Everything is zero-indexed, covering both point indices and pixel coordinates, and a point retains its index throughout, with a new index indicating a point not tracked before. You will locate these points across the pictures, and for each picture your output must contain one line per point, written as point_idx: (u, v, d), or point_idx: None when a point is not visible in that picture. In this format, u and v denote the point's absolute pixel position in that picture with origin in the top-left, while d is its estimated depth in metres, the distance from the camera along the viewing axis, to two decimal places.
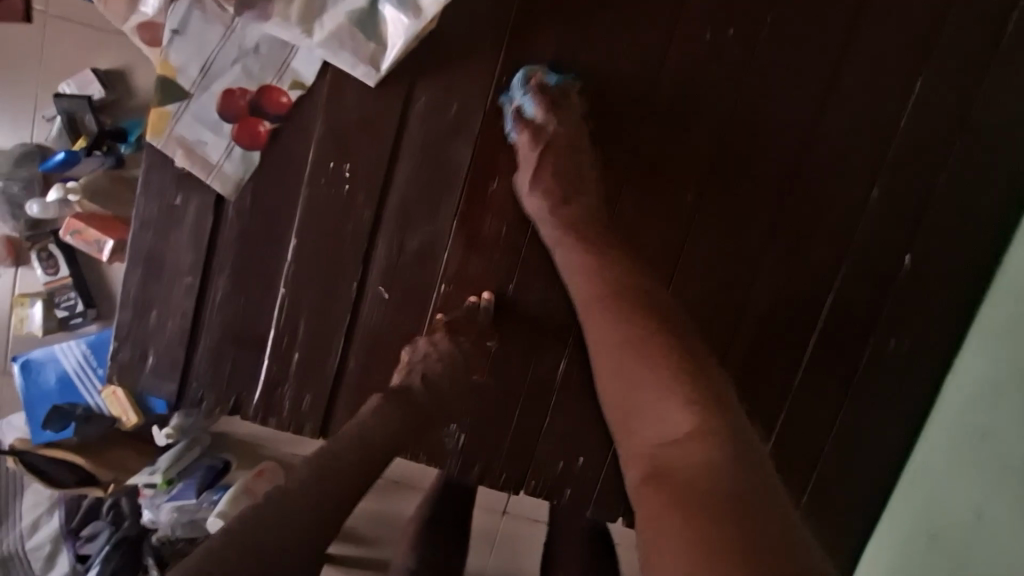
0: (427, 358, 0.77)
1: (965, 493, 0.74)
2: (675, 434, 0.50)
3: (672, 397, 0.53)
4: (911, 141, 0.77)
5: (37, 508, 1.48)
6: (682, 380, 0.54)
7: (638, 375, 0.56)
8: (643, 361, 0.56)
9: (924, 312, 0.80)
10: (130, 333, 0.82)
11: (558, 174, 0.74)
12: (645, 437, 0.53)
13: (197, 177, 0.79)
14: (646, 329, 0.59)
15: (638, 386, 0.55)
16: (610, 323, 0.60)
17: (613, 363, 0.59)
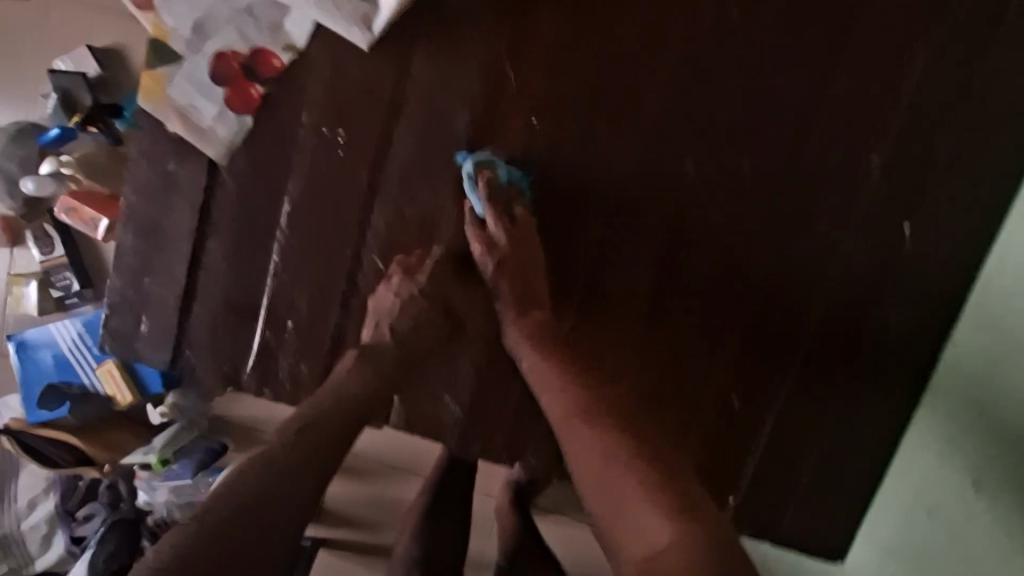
0: (391, 314, 0.77)
1: (959, 464, 0.71)
2: (652, 535, 0.51)
3: (646, 512, 0.53)
4: (920, 103, 0.74)
5: (34, 488, 1.47)
6: (653, 490, 0.54)
7: (611, 494, 0.56)
8: (614, 463, 0.57)
9: (928, 282, 0.78)
10: (125, 299, 0.82)
11: (513, 275, 0.74)
12: (624, 536, 0.53)
13: (190, 143, 0.78)
14: (611, 440, 0.59)
15: (615, 505, 0.55)
16: (577, 438, 0.61)
17: (583, 466, 0.59)
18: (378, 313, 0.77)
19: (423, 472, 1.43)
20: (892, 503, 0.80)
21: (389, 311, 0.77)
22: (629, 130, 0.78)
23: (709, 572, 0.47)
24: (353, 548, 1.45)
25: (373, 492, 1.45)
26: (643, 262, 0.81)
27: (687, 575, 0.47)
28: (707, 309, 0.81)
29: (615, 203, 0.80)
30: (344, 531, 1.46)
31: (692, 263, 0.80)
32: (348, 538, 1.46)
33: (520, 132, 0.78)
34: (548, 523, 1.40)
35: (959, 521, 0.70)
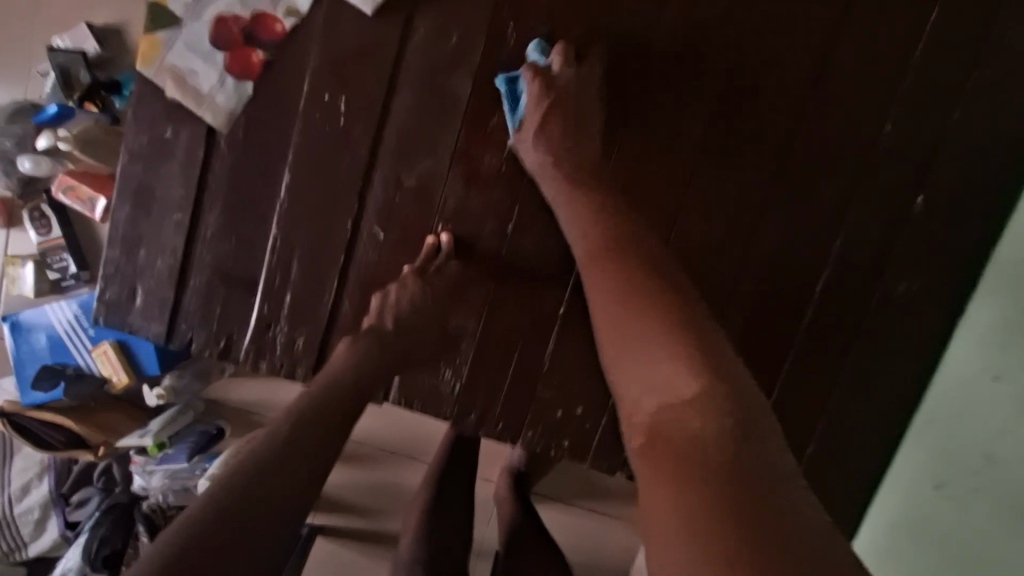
0: (394, 300, 0.78)
1: (972, 437, 0.70)
2: (671, 388, 0.49)
3: (665, 345, 0.52)
4: (923, 77, 0.75)
5: (26, 474, 1.44)
6: (676, 329, 0.53)
7: (629, 333, 0.55)
8: (644, 319, 0.55)
9: (934, 255, 0.78)
10: (119, 269, 0.81)
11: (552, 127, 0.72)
12: (640, 386, 0.52)
13: (187, 109, 0.77)
14: (647, 303, 0.56)
15: (631, 338, 0.55)
16: (607, 281, 0.60)
17: (614, 316, 0.58)
18: (381, 303, 0.79)
19: (426, 460, 1.41)
20: (901, 480, 0.79)
21: (393, 301, 0.78)
22: (636, 99, 0.78)
23: (715, 399, 0.46)
24: (359, 535, 1.46)
25: (376, 480, 1.43)
26: (648, 234, 0.80)
27: (694, 398, 0.47)
28: (715, 283, 0.80)
29: (621, 173, 0.80)
30: (348, 518, 1.46)
31: (699, 234, 0.80)
32: (352, 524, 1.46)
33: None
34: (548, 510, 1.38)
35: (972, 494, 0.68)
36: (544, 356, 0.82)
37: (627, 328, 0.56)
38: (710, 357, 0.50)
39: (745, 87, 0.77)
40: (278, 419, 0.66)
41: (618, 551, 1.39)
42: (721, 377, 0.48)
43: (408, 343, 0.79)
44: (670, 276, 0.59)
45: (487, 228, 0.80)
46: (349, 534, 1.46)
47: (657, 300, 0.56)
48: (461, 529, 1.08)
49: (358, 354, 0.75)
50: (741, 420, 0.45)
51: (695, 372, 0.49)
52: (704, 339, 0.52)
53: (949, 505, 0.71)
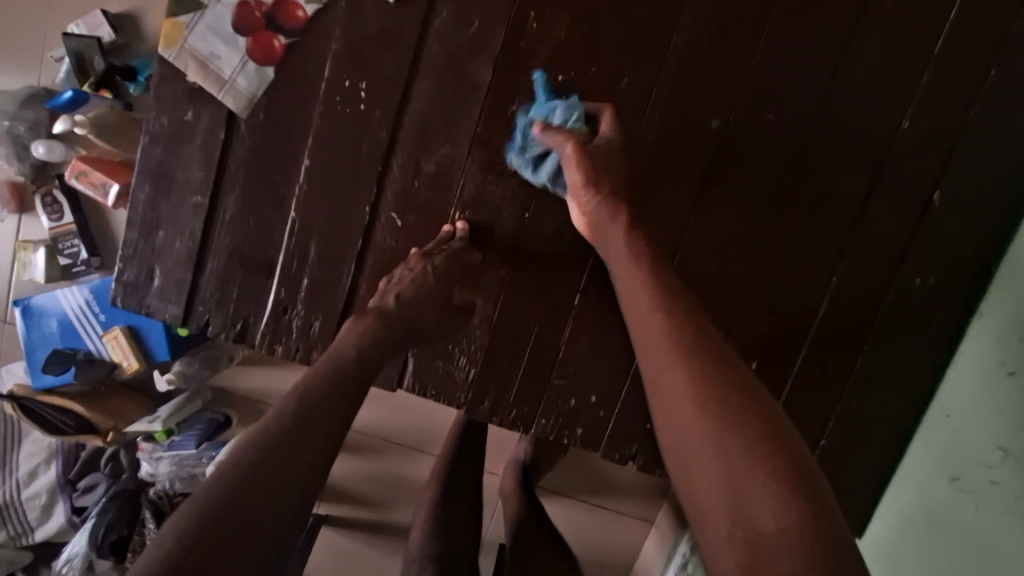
0: (399, 280, 0.77)
1: (987, 432, 0.69)
2: (739, 468, 0.49)
3: (741, 459, 0.49)
4: (943, 71, 0.75)
5: (35, 458, 1.44)
6: (754, 435, 0.50)
7: (696, 432, 0.52)
8: (703, 393, 0.54)
9: (951, 249, 0.78)
10: (137, 251, 0.81)
11: (600, 177, 0.72)
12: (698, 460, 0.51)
13: (209, 93, 0.77)
14: (703, 375, 0.55)
15: (699, 442, 0.52)
16: (668, 364, 0.57)
17: (662, 390, 0.57)
18: (388, 284, 0.78)
19: (433, 452, 1.41)
20: (916, 473, 0.79)
21: (397, 282, 0.77)
22: (656, 89, 0.78)
23: (802, 535, 0.44)
24: (366, 525, 1.47)
25: (382, 471, 1.44)
26: (664, 224, 0.80)
27: (778, 527, 0.45)
28: (731, 275, 0.81)
29: (639, 162, 0.79)
30: (354, 508, 1.46)
31: (715, 225, 0.80)
32: (359, 514, 1.47)
33: (544, 91, 0.78)
34: (553, 503, 1.39)
35: (986, 487, 0.67)
36: (558, 345, 0.83)
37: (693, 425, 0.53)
38: (792, 475, 0.48)
39: (765, 78, 0.77)
40: (284, 397, 0.63)
41: (622, 545, 1.40)
42: (807, 504, 0.46)
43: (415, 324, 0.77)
44: (735, 364, 0.57)
45: (503, 213, 0.81)
46: (355, 523, 1.47)
47: (727, 394, 0.53)
48: (469, 519, 1.08)
49: (362, 330, 0.74)
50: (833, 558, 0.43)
51: (777, 496, 0.46)
52: (785, 453, 0.50)
53: (963, 497, 0.70)
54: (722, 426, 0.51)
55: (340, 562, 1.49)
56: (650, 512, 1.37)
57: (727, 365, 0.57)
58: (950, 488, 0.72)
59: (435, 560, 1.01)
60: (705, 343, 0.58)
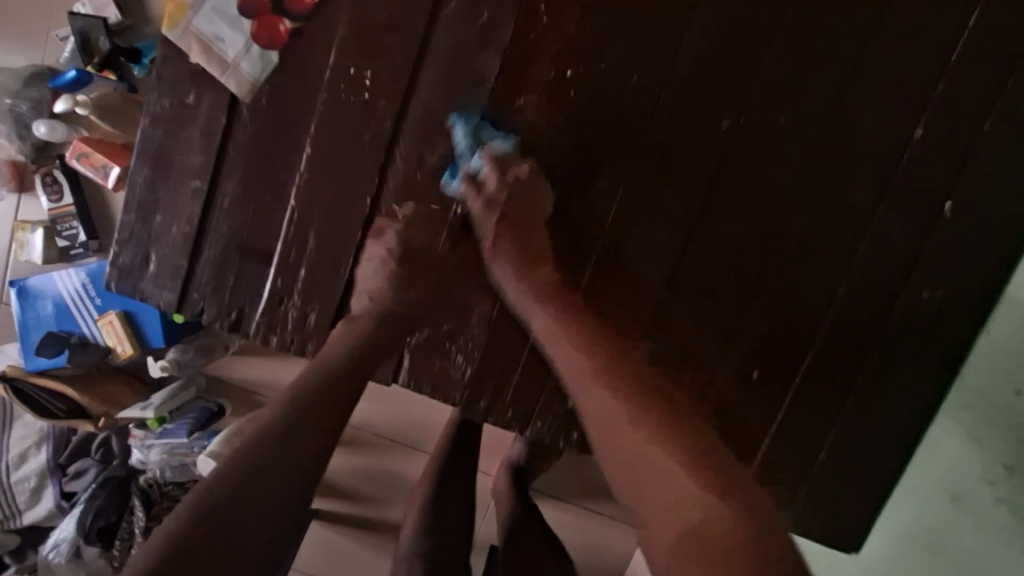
0: (379, 285, 0.77)
1: (991, 450, 0.68)
2: (680, 476, 0.53)
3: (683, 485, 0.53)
4: (960, 79, 0.73)
5: (25, 441, 1.43)
6: (694, 462, 0.55)
7: (645, 466, 0.56)
8: (636, 414, 0.59)
9: (962, 262, 0.76)
10: (133, 234, 0.80)
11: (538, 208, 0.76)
12: (647, 476, 0.55)
13: (212, 76, 0.76)
14: (631, 399, 0.61)
15: (642, 458, 0.56)
16: (598, 393, 0.62)
17: (603, 419, 0.61)
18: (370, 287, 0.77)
19: (427, 449, 1.40)
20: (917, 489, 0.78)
21: (377, 284, 0.77)
22: (667, 89, 0.76)
23: (743, 524, 0.49)
24: (361, 523, 1.45)
25: (377, 467, 1.42)
26: (669, 227, 0.79)
27: (724, 519, 0.50)
28: (735, 281, 0.79)
29: (645, 161, 0.77)
30: (347, 504, 1.45)
31: (722, 231, 0.78)
32: (351, 511, 1.45)
33: (553, 86, 0.76)
34: (547, 507, 1.38)
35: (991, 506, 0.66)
36: None
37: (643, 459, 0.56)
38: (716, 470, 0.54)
39: (779, 81, 0.75)
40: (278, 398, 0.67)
41: (616, 552, 1.38)
42: (735, 495, 0.52)
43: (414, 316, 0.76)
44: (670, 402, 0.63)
45: None
46: (349, 521, 1.46)
47: (665, 427, 0.58)
48: (462, 521, 1.06)
49: (357, 331, 0.75)
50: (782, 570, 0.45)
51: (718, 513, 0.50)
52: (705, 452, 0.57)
53: (970, 517, 0.69)
54: (657, 439, 0.57)
55: (330, 558, 1.48)
56: None
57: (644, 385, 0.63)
58: (952, 507, 0.72)
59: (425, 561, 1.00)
60: (643, 388, 0.62)
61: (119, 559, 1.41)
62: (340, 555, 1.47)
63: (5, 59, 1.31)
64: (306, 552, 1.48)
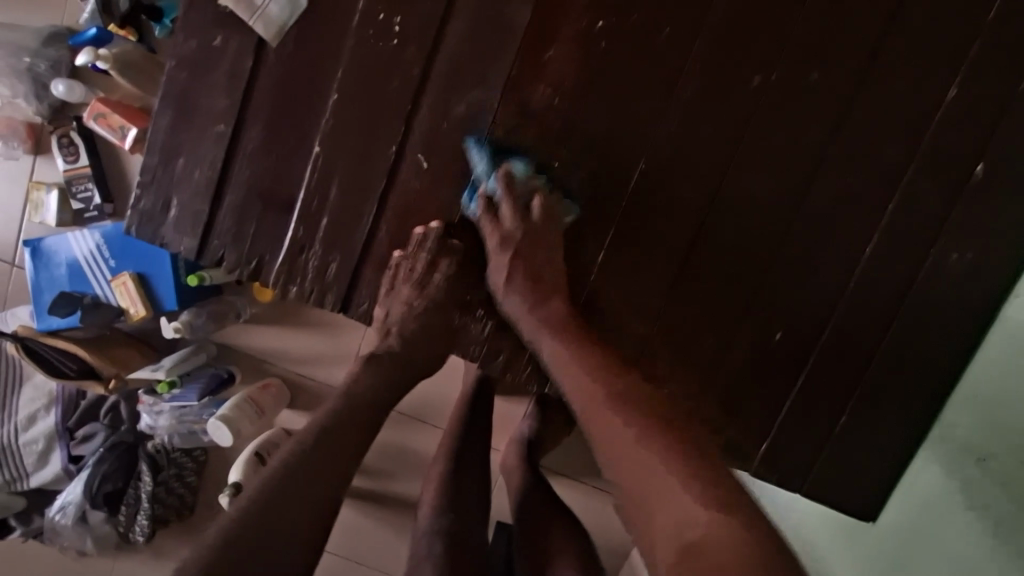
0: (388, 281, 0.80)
1: (1016, 412, 0.67)
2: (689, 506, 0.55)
3: (686, 490, 0.56)
4: (997, 37, 0.72)
5: (34, 404, 1.42)
6: (696, 470, 0.58)
7: (649, 476, 0.58)
8: (642, 428, 0.61)
9: (991, 226, 0.75)
10: (155, 178, 0.79)
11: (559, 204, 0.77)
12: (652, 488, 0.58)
13: (239, 19, 0.75)
14: (643, 423, 0.62)
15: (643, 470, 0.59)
16: (609, 412, 0.64)
17: (613, 438, 0.62)
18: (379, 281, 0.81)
19: (440, 425, 1.39)
20: (939, 455, 0.77)
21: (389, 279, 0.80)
22: (698, 41, 0.75)
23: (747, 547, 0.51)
24: (374, 498, 1.45)
25: (389, 442, 1.42)
26: (695, 185, 0.78)
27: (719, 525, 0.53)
28: (761, 242, 0.79)
29: (674, 116, 0.77)
30: (359, 477, 1.44)
31: (749, 188, 0.78)
32: (363, 484, 1.45)
33: (582, 37, 0.76)
34: (561, 484, 1.37)
35: (1016, 466, 0.65)
36: (577, 302, 0.81)
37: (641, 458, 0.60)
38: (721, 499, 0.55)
39: (813, 36, 0.74)
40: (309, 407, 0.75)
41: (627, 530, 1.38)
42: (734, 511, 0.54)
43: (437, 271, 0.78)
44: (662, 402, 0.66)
45: (531, 162, 0.78)
46: (365, 497, 1.45)
47: (668, 439, 0.61)
48: (475, 489, 1.06)
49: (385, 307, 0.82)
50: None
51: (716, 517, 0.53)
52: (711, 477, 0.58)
53: (992, 480, 0.68)
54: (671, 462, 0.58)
55: (338, 532, 1.47)
56: None
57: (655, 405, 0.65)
58: (975, 470, 0.71)
59: (439, 527, 0.99)
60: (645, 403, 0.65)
61: (125, 525, 1.43)
62: (358, 532, 1.47)
63: (25, 19, 1.31)
64: (331, 534, 1.47)
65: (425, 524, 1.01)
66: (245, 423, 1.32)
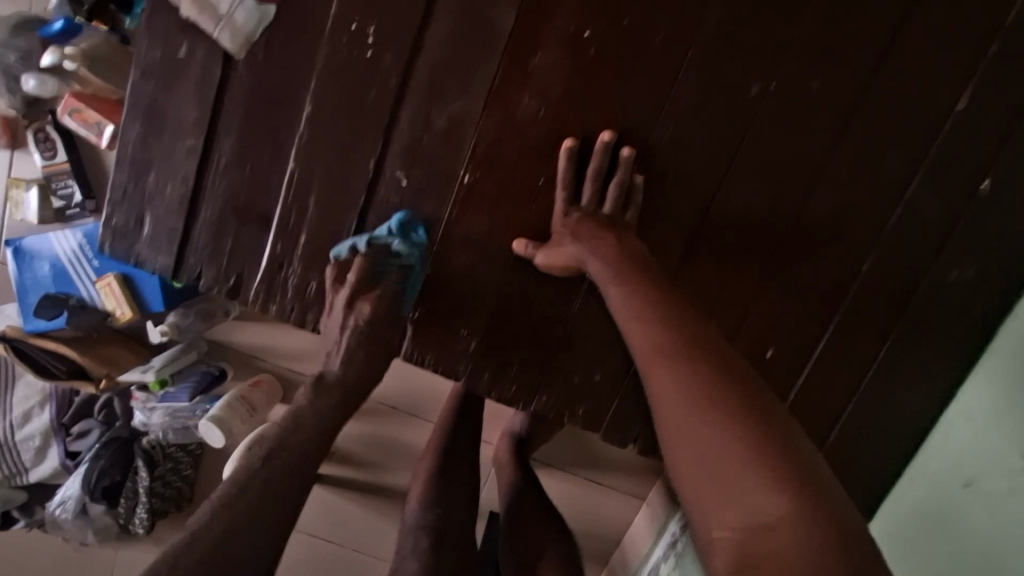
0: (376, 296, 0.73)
1: (1011, 436, 0.65)
2: (656, 342, 0.54)
3: (666, 340, 0.54)
4: (1010, 47, 0.68)
5: (29, 401, 1.42)
6: (683, 343, 0.53)
7: (646, 328, 0.57)
8: (644, 310, 0.59)
9: (994, 241, 0.73)
10: (126, 194, 0.76)
11: (540, 225, 0.76)
12: (648, 335, 0.56)
13: (203, 26, 0.71)
14: (654, 305, 0.59)
15: (648, 331, 0.56)
16: (643, 320, 0.58)
17: (635, 309, 0.60)
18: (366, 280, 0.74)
19: (429, 420, 1.39)
20: (928, 474, 0.76)
21: None
22: (692, 48, 0.70)
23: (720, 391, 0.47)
24: (362, 489, 1.46)
25: (380, 436, 1.42)
26: (689, 198, 0.75)
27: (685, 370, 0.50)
28: (754, 256, 0.76)
29: (667, 127, 0.73)
30: (351, 469, 1.45)
31: (742, 201, 0.74)
32: (354, 477, 1.45)
33: (569, 44, 0.71)
34: (548, 477, 1.39)
35: (1005, 493, 0.64)
36: (563, 319, 0.80)
37: (696, 433, 0.45)
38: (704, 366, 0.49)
39: (815, 41, 0.69)
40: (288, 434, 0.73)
41: (614, 522, 1.40)
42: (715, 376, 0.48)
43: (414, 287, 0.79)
44: (691, 321, 0.56)
45: (518, 177, 0.75)
46: (353, 487, 1.46)
47: (667, 324, 0.56)
48: (464, 487, 1.07)
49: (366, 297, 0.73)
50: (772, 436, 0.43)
51: (741, 430, 0.43)
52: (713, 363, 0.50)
53: (976, 503, 0.67)
54: (655, 322, 0.57)
55: (331, 522, 1.49)
56: (641, 493, 1.37)
57: (685, 323, 0.56)
58: (963, 492, 0.69)
59: (428, 520, 1.00)
60: (674, 323, 0.56)
61: (125, 517, 1.45)
62: (348, 521, 1.49)
63: None
64: (318, 517, 1.49)
65: (412, 519, 1.01)
66: (236, 425, 1.31)
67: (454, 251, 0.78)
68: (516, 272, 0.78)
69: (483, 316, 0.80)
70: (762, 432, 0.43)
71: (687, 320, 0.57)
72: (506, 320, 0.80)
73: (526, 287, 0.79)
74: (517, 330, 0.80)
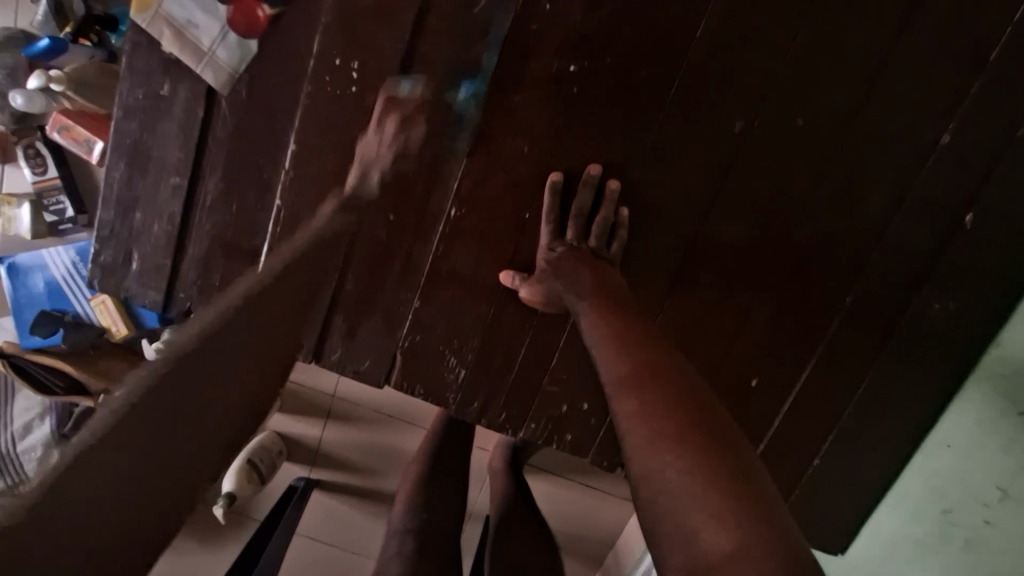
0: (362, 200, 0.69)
1: (990, 470, 0.66)
2: (621, 371, 0.53)
3: (631, 366, 0.52)
4: (995, 83, 0.67)
5: (29, 413, 1.33)
6: (646, 370, 0.51)
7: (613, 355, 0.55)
8: (611, 337, 0.58)
9: (976, 273, 0.73)
10: (114, 232, 0.77)
11: (526, 258, 0.77)
12: (614, 363, 0.54)
13: (185, 65, 0.71)
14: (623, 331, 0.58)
15: (613, 358, 0.55)
16: (611, 348, 0.56)
17: (605, 335, 0.59)
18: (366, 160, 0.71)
19: (424, 427, 1.33)
20: (909, 499, 0.78)
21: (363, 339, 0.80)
22: (676, 84, 0.70)
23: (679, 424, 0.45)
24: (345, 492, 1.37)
25: (372, 442, 1.34)
26: (673, 233, 0.75)
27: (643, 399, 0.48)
28: (738, 286, 0.76)
29: (651, 163, 0.73)
30: (337, 473, 1.36)
31: (725, 235, 0.75)
32: (338, 481, 1.37)
33: (553, 81, 0.71)
34: (537, 481, 1.40)
35: (981, 525, 0.65)
36: (550, 350, 0.80)
37: (663, 457, 0.43)
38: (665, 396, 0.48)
39: (800, 77, 0.69)
40: None
41: (604, 527, 1.42)
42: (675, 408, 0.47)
43: (404, 320, 0.79)
44: (659, 351, 0.55)
45: (504, 212, 0.75)
46: (338, 491, 1.37)
47: (635, 350, 0.54)
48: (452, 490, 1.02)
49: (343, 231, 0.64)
50: (729, 470, 0.41)
51: (698, 463, 0.41)
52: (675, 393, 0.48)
53: (954, 533, 0.68)
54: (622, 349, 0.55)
55: (312, 528, 1.39)
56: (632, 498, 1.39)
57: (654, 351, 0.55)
58: (941, 521, 0.70)
59: (415, 524, 0.95)
60: (640, 350, 0.55)
61: None
62: (330, 526, 1.39)
63: None
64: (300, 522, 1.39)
65: (399, 522, 0.97)
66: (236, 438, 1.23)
67: (442, 284, 0.78)
68: (503, 305, 0.79)
69: (472, 347, 0.80)
70: (718, 466, 0.41)
71: (656, 348, 0.55)
72: (494, 350, 0.81)
73: (514, 319, 0.79)
74: (506, 360, 0.81)
